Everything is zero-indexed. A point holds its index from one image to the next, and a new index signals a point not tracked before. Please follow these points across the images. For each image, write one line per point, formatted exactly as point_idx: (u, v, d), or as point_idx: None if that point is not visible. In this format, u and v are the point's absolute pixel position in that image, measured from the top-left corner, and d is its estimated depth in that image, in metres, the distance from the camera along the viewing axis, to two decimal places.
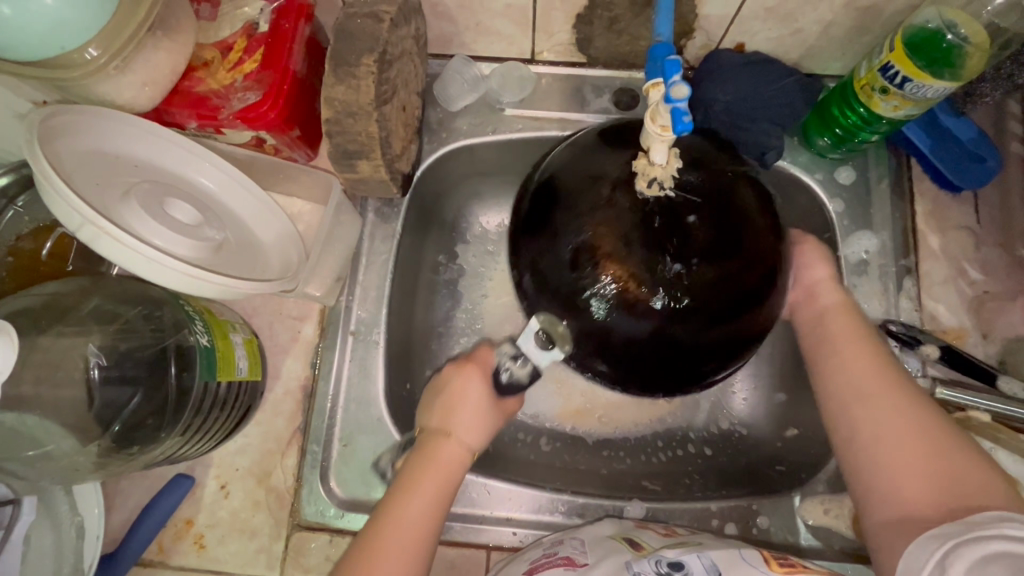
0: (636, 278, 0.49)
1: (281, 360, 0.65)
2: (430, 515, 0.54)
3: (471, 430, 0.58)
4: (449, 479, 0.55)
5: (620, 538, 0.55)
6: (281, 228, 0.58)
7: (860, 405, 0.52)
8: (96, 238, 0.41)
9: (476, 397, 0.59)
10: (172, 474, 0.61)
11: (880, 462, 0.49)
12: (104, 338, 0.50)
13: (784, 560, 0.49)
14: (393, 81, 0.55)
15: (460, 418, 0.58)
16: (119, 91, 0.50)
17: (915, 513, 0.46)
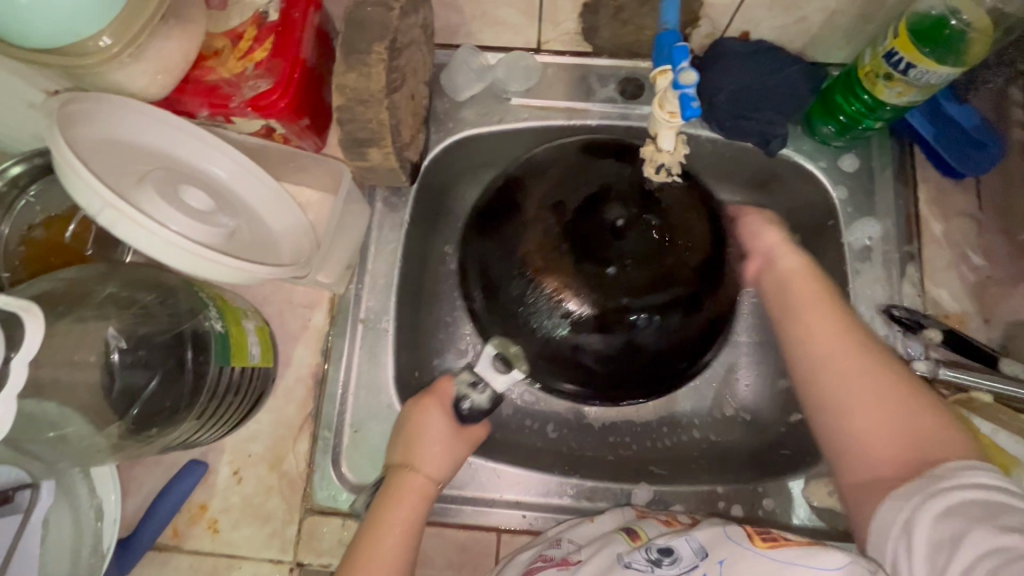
0: (576, 289, 0.56)
1: (291, 348, 0.66)
2: (408, 520, 0.55)
3: (434, 458, 0.59)
4: (423, 494, 0.57)
5: (617, 530, 0.55)
6: (292, 216, 0.59)
7: (827, 371, 0.52)
8: (118, 221, 0.42)
9: (438, 426, 0.60)
10: (185, 460, 0.62)
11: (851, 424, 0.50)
12: (118, 323, 0.50)
13: (767, 534, 0.48)
14: (403, 69, 0.56)
15: (428, 428, 0.60)
16: (133, 78, 0.50)
17: (881, 473, 0.48)
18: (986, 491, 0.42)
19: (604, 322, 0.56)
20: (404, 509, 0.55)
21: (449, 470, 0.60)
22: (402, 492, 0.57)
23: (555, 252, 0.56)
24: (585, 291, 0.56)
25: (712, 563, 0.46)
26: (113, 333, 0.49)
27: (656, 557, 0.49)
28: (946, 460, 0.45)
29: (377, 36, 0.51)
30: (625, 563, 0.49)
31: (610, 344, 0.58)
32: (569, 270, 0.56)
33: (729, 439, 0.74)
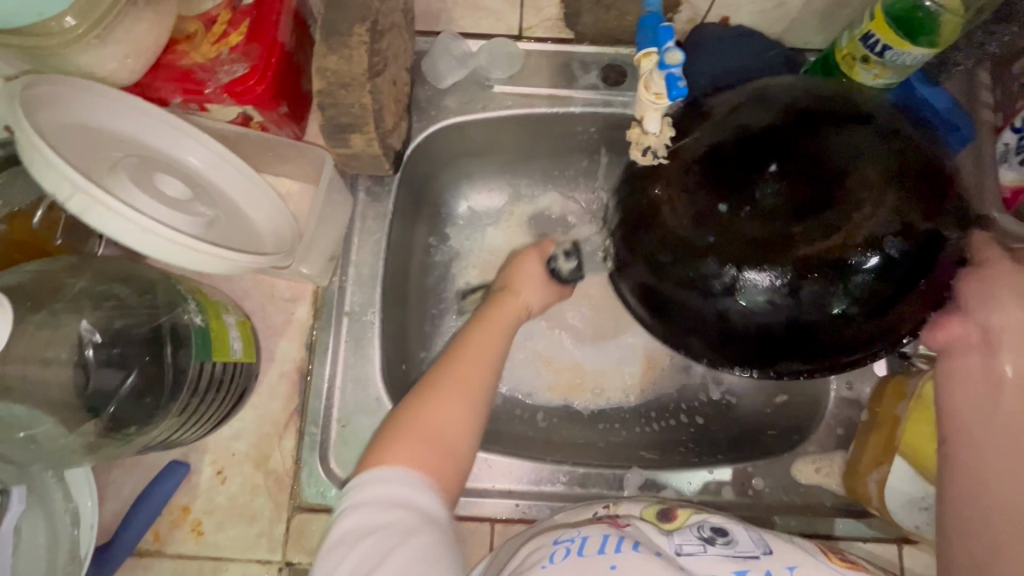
0: (720, 232, 0.45)
1: (274, 343, 0.64)
2: (481, 387, 0.55)
3: (531, 285, 0.66)
4: (495, 354, 0.58)
5: (651, 513, 0.54)
6: (273, 205, 0.57)
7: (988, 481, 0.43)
8: (88, 208, 0.40)
9: (534, 272, 0.67)
10: (166, 461, 0.60)
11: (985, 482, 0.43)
12: (91, 317, 0.48)
13: (843, 554, 0.47)
14: (385, 53, 0.54)
15: (528, 268, 0.67)
16: (100, 62, 0.48)
17: (993, 536, 0.41)
18: None
19: (727, 251, 0.44)
20: (496, 342, 0.59)
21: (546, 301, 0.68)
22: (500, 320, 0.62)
23: (792, 155, 0.44)
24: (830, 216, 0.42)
25: (775, 560, 0.44)
26: (90, 329, 0.48)
27: (710, 534, 0.48)
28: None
29: (358, 18, 0.49)
30: (680, 543, 0.48)
31: (736, 279, 0.44)
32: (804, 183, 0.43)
33: (717, 421, 0.75)
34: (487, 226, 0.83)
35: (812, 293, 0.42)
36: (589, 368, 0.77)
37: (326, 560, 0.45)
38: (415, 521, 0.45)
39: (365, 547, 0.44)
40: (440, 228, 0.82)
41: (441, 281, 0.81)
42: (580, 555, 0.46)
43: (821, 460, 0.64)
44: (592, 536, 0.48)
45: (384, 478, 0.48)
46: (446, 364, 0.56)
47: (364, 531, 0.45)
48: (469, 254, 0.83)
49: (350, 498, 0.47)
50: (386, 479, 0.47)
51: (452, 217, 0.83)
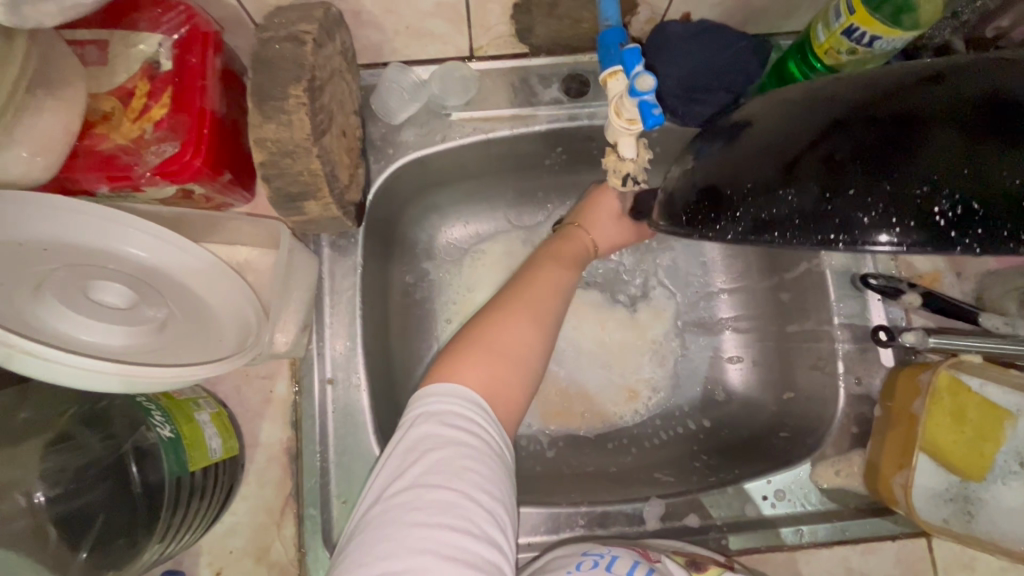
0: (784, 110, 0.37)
1: (257, 426, 0.60)
2: (546, 316, 0.55)
3: (602, 219, 0.65)
4: (537, 291, 0.56)
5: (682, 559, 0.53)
6: (231, 285, 0.52)
7: None
8: (13, 357, 0.35)
9: (612, 206, 0.65)
10: (158, 572, 0.56)
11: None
12: (48, 463, 0.44)
13: None
14: (328, 107, 0.49)
15: (601, 206, 0.65)
16: (6, 167, 0.42)
17: None
18: None
19: (768, 159, 0.35)
20: (554, 271, 0.59)
21: (608, 245, 0.66)
22: (567, 249, 0.63)
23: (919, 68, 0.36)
24: (866, 119, 0.34)
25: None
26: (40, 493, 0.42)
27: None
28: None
29: (292, 77, 0.45)
30: None
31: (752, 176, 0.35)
32: (872, 86, 0.35)
33: (726, 425, 0.73)
34: (459, 261, 0.80)
35: (845, 195, 0.32)
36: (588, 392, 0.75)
37: (387, 467, 0.46)
38: (482, 449, 0.45)
39: (436, 459, 0.43)
40: (416, 264, 0.78)
41: (427, 321, 0.78)
42: (607, 571, 0.47)
43: (840, 461, 0.62)
44: (620, 556, 0.48)
45: (452, 394, 0.47)
46: (514, 287, 0.56)
47: (431, 444, 0.44)
48: (451, 289, 0.79)
49: (417, 409, 0.47)
50: (453, 396, 0.46)
51: (428, 252, 0.79)
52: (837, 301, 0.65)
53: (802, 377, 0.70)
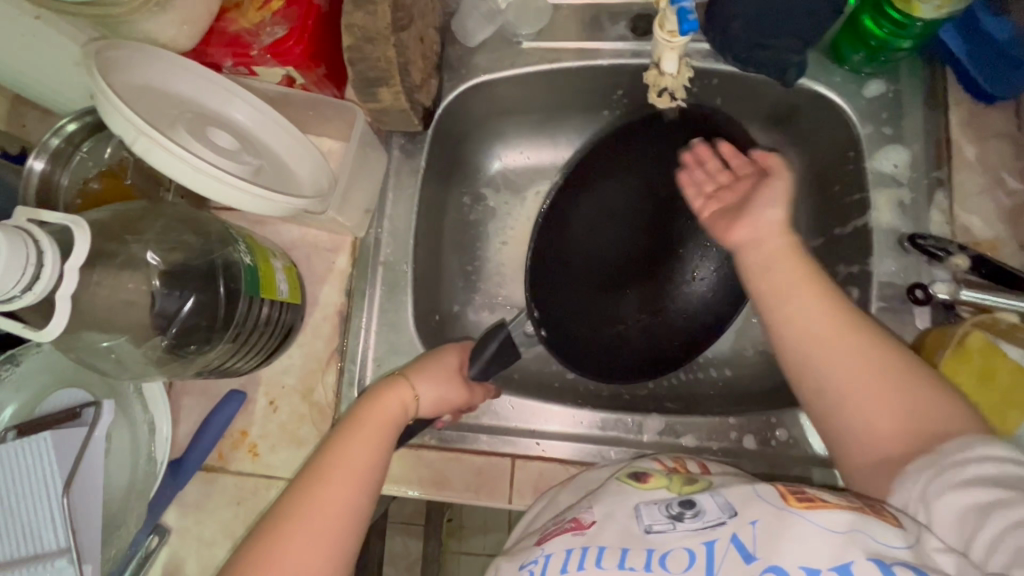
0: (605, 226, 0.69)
1: (318, 289, 0.70)
2: (353, 520, 0.53)
3: (432, 385, 0.61)
4: (382, 442, 0.57)
5: (624, 476, 0.52)
6: (310, 156, 0.62)
7: (823, 355, 0.51)
8: (150, 151, 0.45)
9: (446, 366, 0.63)
10: (227, 391, 0.68)
11: (863, 425, 0.49)
12: (156, 248, 0.55)
13: (801, 493, 0.43)
14: (410, 8, 0.58)
15: (444, 361, 0.64)
16: (161, 29, 0.55)
17: (853, 403, 0.49)
18: (999, 465, 0.43)
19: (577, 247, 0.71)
20: (367, 434, 0.56)
21: (434, 409, 0.61)
22: (380, 411, 0.58)
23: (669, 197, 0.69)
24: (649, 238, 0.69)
25: (742, 520, 0.42)
26: (153, 257, 0.54)
27: (677, 511, 0.45)
28: (958, 437, 0.45)
29: None
30: (642, 521, 0.45)
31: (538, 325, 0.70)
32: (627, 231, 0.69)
33: (745, 374, 0.74)
34: (513, 188, 0.86)
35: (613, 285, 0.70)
36: None
37: None
38: None
39: None
40: (475, 187, 0.85)
41: (477, 239, 0.85)
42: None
43: None
44: (554, 554, 0.45)
45: None
46: (347, 429, 0.56)
47: None
48: (504, 214, 0.86)
49: None
50: None
51: (487, 176, 0.86)
52: (878, 259, 0.64)
53: None
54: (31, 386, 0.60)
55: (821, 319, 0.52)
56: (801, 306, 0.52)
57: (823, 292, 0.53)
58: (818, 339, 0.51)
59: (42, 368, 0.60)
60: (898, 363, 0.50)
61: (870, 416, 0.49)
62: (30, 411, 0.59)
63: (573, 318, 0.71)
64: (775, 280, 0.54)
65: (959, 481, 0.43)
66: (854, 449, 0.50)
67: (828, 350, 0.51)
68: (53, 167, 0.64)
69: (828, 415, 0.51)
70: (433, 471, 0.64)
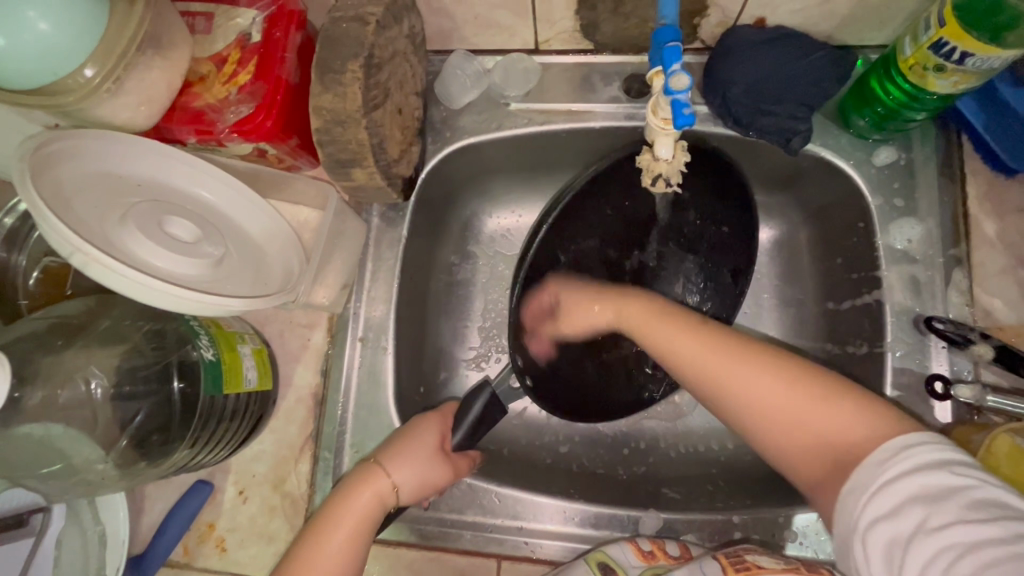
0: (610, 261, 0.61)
1: (292, 368, 0.66)
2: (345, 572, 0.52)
3: (410, 470, 0.57)
4: (378, 508, 0.55)
5: (592, 564, 0.54)
6: (284, 238, 0.59)
7: (720, 393, 0.50)
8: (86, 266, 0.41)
9: (427, 442, 0.59)
10: (193, 480, 0.64)
11: (785, 446, 0.47)
12: (102, 362, 0.51)
13: (739, 562, 0.50)
14: (385, 84, 0.54)
15: (419, 437, 0.59)
16: (116, 112, 0.51)
17: (760, 423, 0.48)
18: (932, 467, 0.40)
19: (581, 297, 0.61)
20: (354, 514, 0.54)
21: (416, 492, 0.58)
22: (359, 503, 0.55)
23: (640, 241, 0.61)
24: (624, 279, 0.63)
25: None
26: (95, 383, 0.50)
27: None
28: (891, 441, 0.43)
29: (352, 53, 0.49)
30: None
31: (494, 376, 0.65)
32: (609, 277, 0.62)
33: (749, 452, 0.70)
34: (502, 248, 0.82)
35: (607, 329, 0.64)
36: None
37: None
38: None
39: None
40: (464, 247, 0.81)
41: (464, 302, 0.80)
42: None
43: None
44: None
45: None
46: (344, 496, 0.55)
47: None
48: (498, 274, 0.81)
49: None
50: None
51: (476, 235, 0.82)
52: (891, 342, 0.60)
53: None
54: None
55: (705, 347, 0.52)
56: (684, 346, 0.52)
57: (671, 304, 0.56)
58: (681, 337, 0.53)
59: None
60: (797, 381, 0.47)
61: (765, 404, 0.48)
62: None
63: (563, 361, 0.62)
64: (660, 337, 0.54)
65: (889, 508, 0.40)
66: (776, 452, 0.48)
67: (687, 339, 0.53)
68: (9, 250, 0.61)
69: (732, 411, 0.50)
70: (413, 571, 0.60)
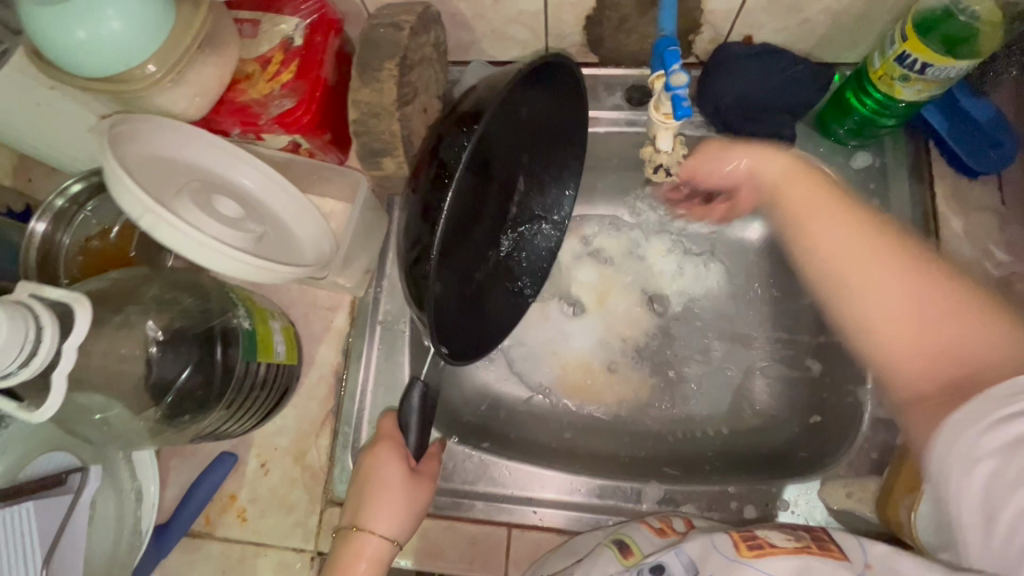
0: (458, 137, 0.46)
1: (315, 348, 0.70)
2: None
3: (390, 515, 0.56)
4: (383, 550, 0.55)
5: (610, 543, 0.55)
6: (315, 224, 0.63)
7: (852, 292, 0.53)
8: (154, 225, 0.46)
9: (391, 475, 0.57)
10: (217, 452, 0.67)
11: (884, 344, 0.51)
12: (156, 317, 0.53)
13: (752, 541, 0.48)
14: (415, 84, 0.60)
15: (383, 475, 0.57)
16: (173, 102, 0.57)
17: (897, 314, 0.50)
18: None
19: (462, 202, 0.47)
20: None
21: (406, 526, 0.57)
22: (358, 556, 0.55)
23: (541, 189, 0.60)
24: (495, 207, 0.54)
25: None
26: (152, 327, 0.52)
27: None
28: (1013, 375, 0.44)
29: (389, 55, 0.55)
30: None
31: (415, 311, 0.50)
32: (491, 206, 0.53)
33: (743, 435, 0.75)
34: None
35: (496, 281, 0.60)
36: (595, 369, 0.80)
37: None
38: None
39: None
40: None
41: None
42: None
43: (854, 484, 0.61)
44: None
45: None
46: (345, 551, 0.55)
47: None
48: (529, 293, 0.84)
49: None
50: None
51: None
52: None
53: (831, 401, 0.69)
54: (15, 449, 0.58)
55: (841, 232, 0.54)
56: (829, 232, 0.55)
57: (824, 190, 0.56)
58: (814, 221, 0.56)
59: (23, 434, 0.58)
60: (943, 283, 0.50)
61: (878, 307, 0.51)
62: None
63: (459, 298, 0.53)
64: (795, 196, 0.57)
65: (998, 446, 0.43)
66: (873, 354, 0.52)
67: (823, 225, 0.55)
68: (55, 227, 0.65)
69: (843, 294, 0.54)
70: (427, 540, 0.63)
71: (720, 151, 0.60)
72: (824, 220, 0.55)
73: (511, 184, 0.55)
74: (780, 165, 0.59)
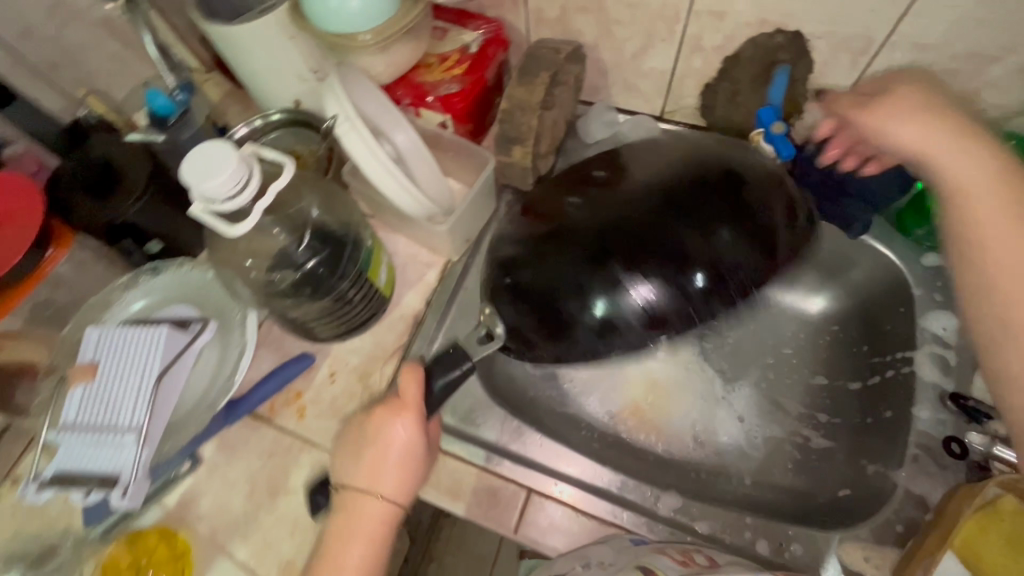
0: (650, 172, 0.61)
1: (404, 292, 0.80)
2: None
3: (393, 477, 0.59)
4: (381, 528, 0.58)
5: (633, 567, 0.54)
6: (438, 185, 0.77)
7: (983, 236, 0.56)
8: (347, 132, 0.63)
9: (399, 443, 0.59)
10: (298, 353, 0.76)
11: (996, 273, 0.55)
12: (318, 208, 0.67)
13: None
14: (555, 97, 0.73)
15: (390, 438, 0.59)
16: (372, 65, 0.73)
17: (993, 306, 0.55)
18: None
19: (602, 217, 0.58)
20: (358, 539, 0.57)
21: (405, 491, 0.59)
22: (358, 517, 0.58)
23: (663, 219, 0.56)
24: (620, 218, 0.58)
25: None
26: (314, 210, 0.67)
27: None
28: None
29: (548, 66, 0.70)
30: None
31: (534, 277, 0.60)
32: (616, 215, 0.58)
33: (768, 492, 0.76)
34: None
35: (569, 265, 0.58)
36: (660, 396, 0.84)
37: None
38: None
39: None
40: None
41: None
42: None
43: (873, 549, 0.61)
44: None
45: None
46: (345, 521, 0.58)
47: None
48: None
49: None
50: None
51: None
52: (917, 405, 0.68)
53: (861, 477, 0.72)
54: (158, 293, 0.73)
55: (999, 197, 0.56)
56: (961, 165, 0.57)
57: (948, 123, 0.58)
58: (978, 191, 0.56)
59: (172, 282, 0.74)
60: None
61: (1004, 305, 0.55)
62: (151, 311, 0.71)
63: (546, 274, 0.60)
64: (955, 160, 0.57)
65: None
66: (984, 290, 0.56)
67: (994, 210, 0.56)
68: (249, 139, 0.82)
69: (979, 245, 0.56)
70: (450, 479, 0.68)
71: (891, 115, 0.60)
72: (954, 146, 0.58)
73: (626, 198, 0.58)
74: (914, 132, 0.59)
